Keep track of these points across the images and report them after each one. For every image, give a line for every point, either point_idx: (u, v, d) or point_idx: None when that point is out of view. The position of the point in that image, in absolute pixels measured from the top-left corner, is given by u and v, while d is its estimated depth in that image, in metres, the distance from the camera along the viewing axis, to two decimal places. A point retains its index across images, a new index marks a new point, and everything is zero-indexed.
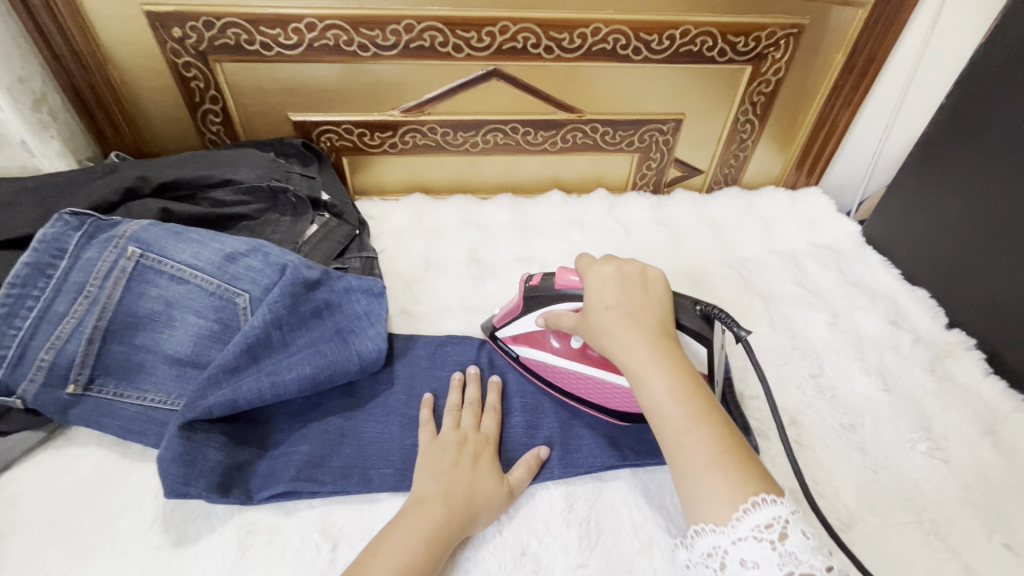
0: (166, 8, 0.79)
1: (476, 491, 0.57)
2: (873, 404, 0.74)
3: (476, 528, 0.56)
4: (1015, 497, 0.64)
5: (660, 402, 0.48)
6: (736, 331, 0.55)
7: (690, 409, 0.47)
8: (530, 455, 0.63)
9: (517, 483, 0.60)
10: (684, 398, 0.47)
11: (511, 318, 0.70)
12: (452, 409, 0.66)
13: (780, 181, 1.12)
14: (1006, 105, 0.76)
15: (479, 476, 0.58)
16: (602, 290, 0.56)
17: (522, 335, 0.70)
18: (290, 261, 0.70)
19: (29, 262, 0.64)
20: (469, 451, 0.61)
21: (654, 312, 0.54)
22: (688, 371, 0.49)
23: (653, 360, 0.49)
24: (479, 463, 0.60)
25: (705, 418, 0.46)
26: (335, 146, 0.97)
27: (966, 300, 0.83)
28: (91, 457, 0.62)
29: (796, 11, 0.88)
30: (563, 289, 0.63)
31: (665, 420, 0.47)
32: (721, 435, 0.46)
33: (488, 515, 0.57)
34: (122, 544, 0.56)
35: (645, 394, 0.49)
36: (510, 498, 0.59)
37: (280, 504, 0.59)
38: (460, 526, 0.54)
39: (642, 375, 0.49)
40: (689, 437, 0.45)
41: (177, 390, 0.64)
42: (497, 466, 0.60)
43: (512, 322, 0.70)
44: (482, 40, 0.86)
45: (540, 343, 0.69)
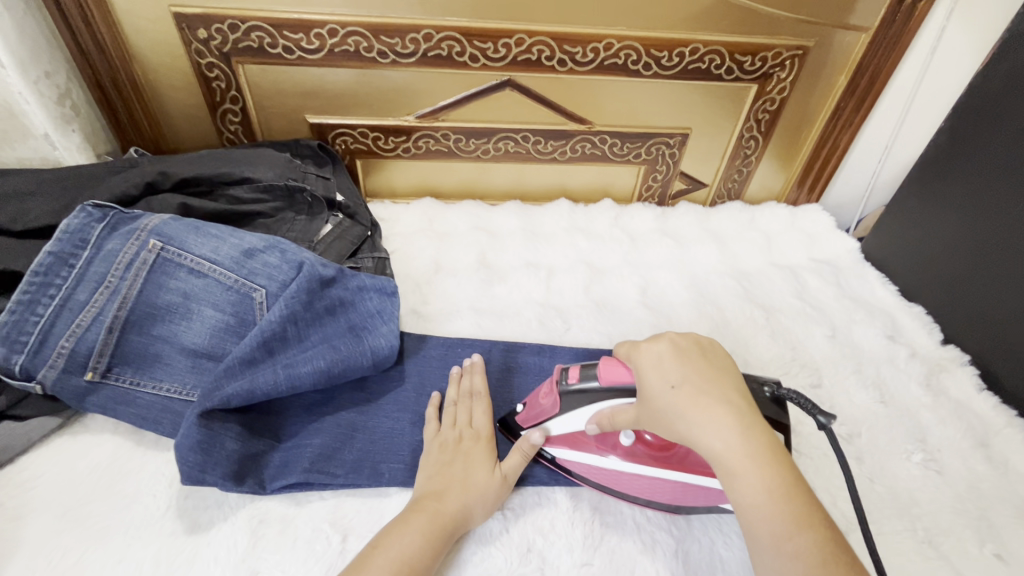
0: (193, 10, 0.81)
1: (471, 483, 0.58)
2: (871, 416, 0.76)
3: (476, 520, 0.57)
4: (1006, 509, 0.66)
5: (756, 503, 0.43)
6: (818, 417, 0.51)
7: (788, 510, 0.42)
8: (523, 443, 0.61)
9: (511, 470, 0.61)
10: (780, 496, 0.43)
11: (540, 422, 0.61)
12: (449, 405, 0.66)
13: (781, 197, 1.15)
14: (1002, 130, 0.79)
15: (473, 468, 0.59)
16: (667, 367, 0.49)
17: (559, 436, 0.61)
18: (306, 258, 0.72)
19: (52, 251, 0.65)
20: (464, 446, 0.61)
21: (731, 390, 0.47)
22: (782, 466, 0.44)
23: (747, 457, 0.43)
24: (472, 455, 0.61)
25: (807, 518, 0.42)
26: (350, 149, 0.99)
27: (963, 318, 0.86)
28: (107, 443, 0.63)
29: (802, 34, 0.91)
30: (613, 384, 0.53)
31: (764, 525, 0.42)
32: (826, 539, 0.41)
33: (485, 506, 0.58)
34: (136, 530, 0.57)
35: (736, 493, 0.44)
36: (507, 488, 0.60)
37: (291, 494, 0.61)
38: (458, 518, 0.55)
39: (736, 472, 0.43)
40: (792, 544, 0.41)
41: (192, 381, 0.65)
42: (490, 456, 0.61)
43: (546, 424, 0.60)
44: (498, 51, 0.88)
45: (584, 443, 0.60)
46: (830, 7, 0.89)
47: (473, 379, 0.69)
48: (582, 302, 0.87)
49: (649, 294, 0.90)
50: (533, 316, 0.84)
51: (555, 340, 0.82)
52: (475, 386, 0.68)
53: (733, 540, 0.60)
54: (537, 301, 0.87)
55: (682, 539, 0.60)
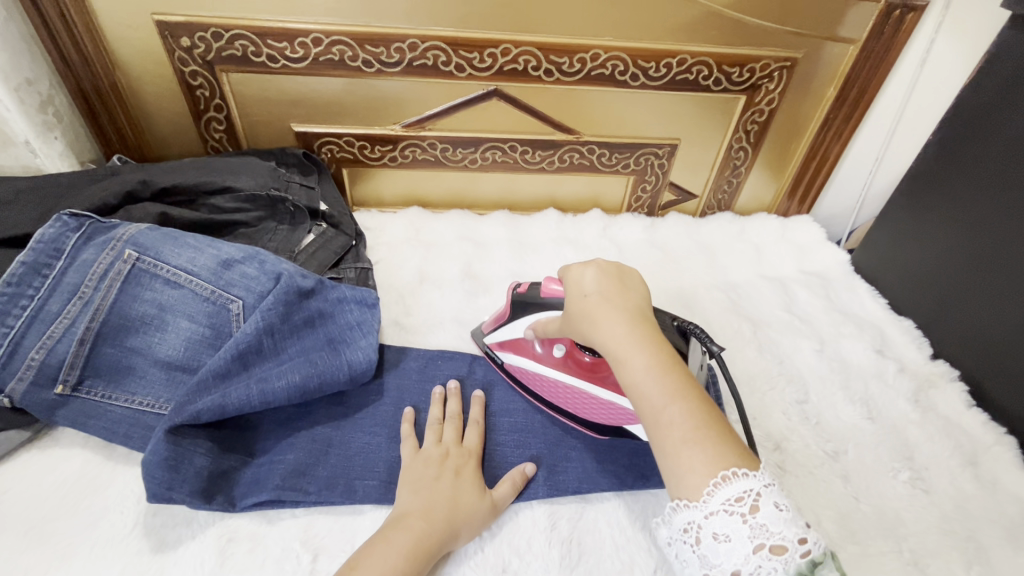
0: (176, 18, 0.81)
1: (456, 502, 0.57)
2: (857, 432, 0.74)
3: (461, 541, 0.56)
4: (994, 530, 0.65)
5: (639, 380, 0.47)
6: (711, 347, 0.59)
7: (670, 386, 0.46)
8: (517, 474, 0.63)
9: (501, 497, 0.60)
10: (663, 373, 0.46)
11: (498, 324, 0.72)
12: (434, 423, 0.66)
13: (772, 208, 1.14)
14: (991, 145, 0.78)
15: (460, 487, 0.58)
16: (583, 279, 0.56)
17: (510, 341, 0.71)
18: (286, 269, 0.71)
19: (26, 261, 0.64)
20: (450, 463, 0.61)
21: (635, 299, 0.54)
22: (667, 351, 0.49)
23: (631, 341, 0.48)
24: (459, 476, 0.60)
25: (684, 389, 0.46)
26: (336, 158, 0.99)
27: (952, 334, 0.85)
28: (76, 458, 0.62)
29: (790, 45, 0.91)
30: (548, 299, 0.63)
31: (646, 400, 0.46)
32: (700, 408, 0.45)
33: (471, 528, 0.56)
34: (101, 547, 0.55)
35: (625, 374, 0.48)
36: (495, 513, 0.59)
37: (262, 512, 0.59)
38: (443, 538, 0.54)
39: (622, 356, 0.48)
40: (668, 413, 0.45)
41: (165, 394, 0.64)
42: (479, 480, 0.60)
43: (500, 329, 0.72)
44: (484, 61, 0.88)
45: (525, 350, 0.70)
46: (819, 19, 0.88)
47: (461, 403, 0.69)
48: None
49: None
50: None
51: None
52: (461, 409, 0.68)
53: None
54: None
55: (661, 560, 0.58)
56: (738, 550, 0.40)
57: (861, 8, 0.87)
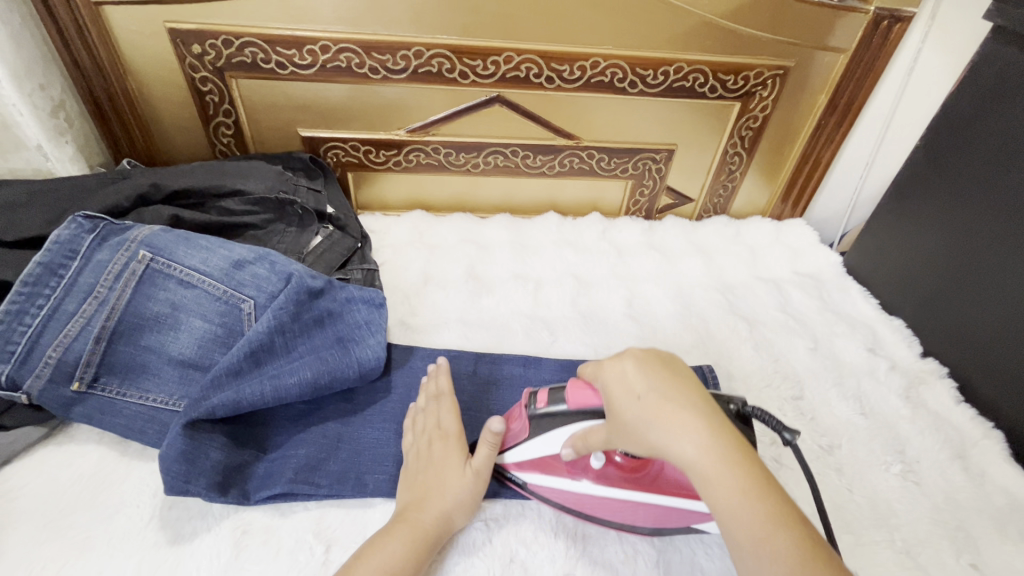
0: (187, 26, 0.83)
1: (445, 486, 0.58)
2: (851, 428, 0.77)
3: (459, 522, 0.57)
4: (983, 520, 0.67)
5: (732, 506, 0.42)
6: (783, 435, 0.54)
7: (767, 513, 0.41)
8: (488, 435, 0.59)
9: (481, 462, 0.59)
10: (757, 497, 0.42)
11: (511, 445, 0.61)
12: (419, 414, 0.66)
13: (766, 212, 1.17)
14: (976, 151, 0.82)
15: (447, 470, 0.59)
16: (640, 374, 0.48)
17: (533, 460, 0.60)
18: (295, 270, 0.73)
19: (42, 261, 0.66)
20: (433, 451, 0.61)
21: (701, 395, 0.47)
22: (756, 466, 0.43)
23: (720, 461, 0.43)
24: (442, 457, 0.60)
25: (782, 514, 0.41)
26: (341, 162, 1.01)
27: (941, 333, 0.87)
28: (91, 454, 0.63)
29: (782, 54, 0.94)
30: (577, 408, 0.55)
31: (741, 527, 0.41)
32: (803, 537, 0.40)
33: (465, 508, 0.58)
34: (119, 540, 0.57)
35: (712, 497, 0.43)
36: (482, 481, 0.60)
37: (275, 505, 0.61)
38: (439, 523, 0.56)
39: (712, 478, 0.42)
40: (771, 545, 0.40)
41: (179, 391, 0.66)
42: (459, 456, 0.60)
43: (518, 448, 0.60)
44: (487, 68, 0.91)
45: (555, 468, 0.59)
46: (811, 30, 0.91)
47: (438, 380, 0.68)
48: (570, 315, 0.89)
49: (635, 306, 0.92)
50: (520, 327, 0.85)
51: (542, 352, 0.83)
52: (440, 388, 0.67)
53: (714, 551, 0.60)
54: (524, 313, 0.88)
55: (663, 549, 0.60)
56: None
57: (852, 19, 0.90)
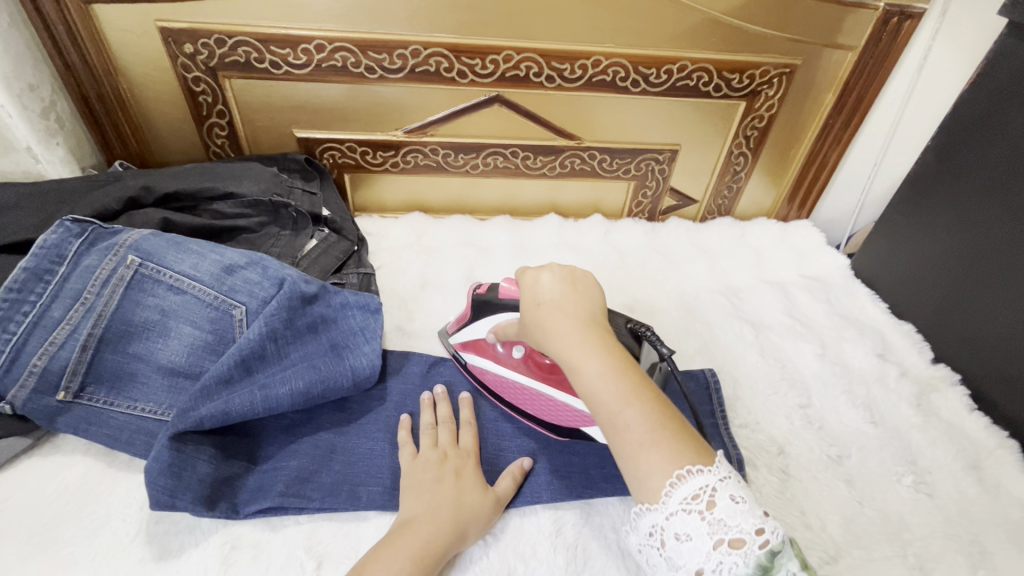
0: (179, 25, 0.81)
1: (466, 502, 0.57)
2: (861, 436, 0.75)
3: (472, 539, 0.56)
4: (999, 534, 0.65)
5: (594, 385, 0.48)
6: (663, 351, 0.59)
7: (625, 391, 0.47)
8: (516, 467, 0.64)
9: (503, 493, 0.61)
10: (617, 378, 0.48)
11: (460, 325, 0.73)
12: (428, 429, 0.65)
13: (772, 213, 1.15)
14: (990, 150, 0.79)
15: (466, 485, 0.59)
16: (538, 289, 0.57)
17: (470, 340, 0.72)
18: (288, 275, 0.71)
19: (28, 267, 0.64)
20: (450, 466, 0.61)
21: (584, 304, 0.55)
22: (619, 354, 0.51)
23: (585, 347, 0.50)
24: (463, 474, 0.60)
25: (638, 393, 0.48)
26: (337, 164, 0.99)
27: (953, 338, 0.85)
28: (78, 465, 0.62)
29: (789, 51, 0.92)
30: (505, 298, 0.65)
31: (601, 402, 0.48)
32: (654, 409, 0.47)
33: (479, 524, 0.57)
34: (104, 555, 0.55)
35: (580, 380, 0.50)
36: (501, 505, 0.60)
37: (266, 519, 0.59)
38: (456, 538, 0.54)
39: (576, 363, 0.50)
40: (625, 416, 0.46)
41: (168, 401, 0.64)
42: (479, 477, 0.61)
43: (462, 329, 0.72)
44: (486, 67, 0.88)
45: (484, 350, 0.70)
46: (818, 27, 0.89)
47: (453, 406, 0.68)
48: None
49: (638, 311, 0.90)
50: None
51: None
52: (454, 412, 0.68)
53: None
54: None
55: None
56: (699, 549, 0.41)
57: (860, 15, 0.88)
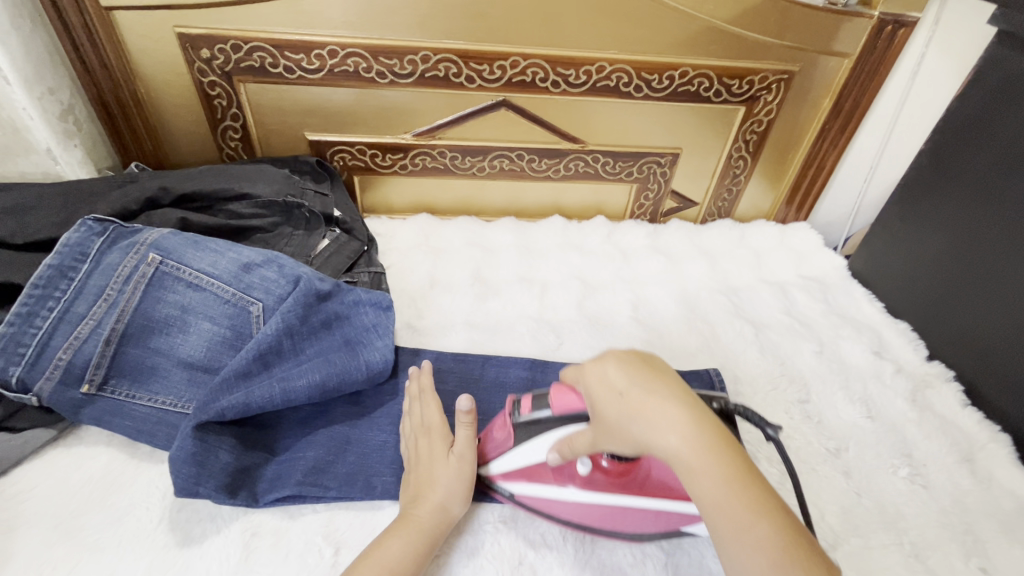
0: (197, 31, 0.84)
1: (436, 479, 0.58)
2: (859, 431, 0.77)
3: (458, 510, 0.57)
4: (992, 524, 0.67)
5: (715, 495, 0.42)
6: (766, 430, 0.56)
7: (750, 500, 0.42)
8: (460, 415, 0.60)
9: (463, 447, 0.60)
10: (739, 487, 0.42)
11: (501, 454, 0.61)
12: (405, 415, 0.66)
13: (770, 215, 1.18)
14: (980, 154, 0.82)
15: (432, 464, 0.59)
16: (616, 377, 0.47)
17: (520, 467, 0.60)
18: (304, 273, 0.73)
19: (52, 264, 0.66)
20: (419, 447, 0.61)
21: (681, 391, 0.46)
22: (738, 454, 0.44)
23: (704, 453, 0.42)
24: (428, 450, 0.60)
25: (763, 502, 0.42)
26: (347, 166, 1.01)
27: (946, 336, 0.88)
28: (101, 456, 0.64)
29: (787, 58, 0.94)
30: (560, 415, 0.54)
31: (724, 516, 0.42)
32: (783, 522, 0.41)
33: (459, 494, 0.58)
34: (129, 541, 0.57)
35: (695, 489, 0.43)
36: (469, 463, 0.60)
37: (284, 508, 0.61)
38: (436, 514, 0.56)
39: (697, 471, 0.42)
40: (754, 533, 0.40)
41: (188, 393, 0.66)
42: (441, 445, 0.61)
43: (506, 456, 0.60)
44: (493, 72, 0.91)
45: (541, 476, 0.59)
46: (815, 34, 0.92)
47: (421, 379, 0.67)
48: (576, 319, 0.88)
49: (641, 310, 0.92)
50: (526, 330, 0.85)
51: (548, 355, 0.83)
52: (421, 385, 0.67)
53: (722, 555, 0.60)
54: (530, 315, 0.88)
55: (671, 551, 0.60)
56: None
57: (856, 24, 0.91)
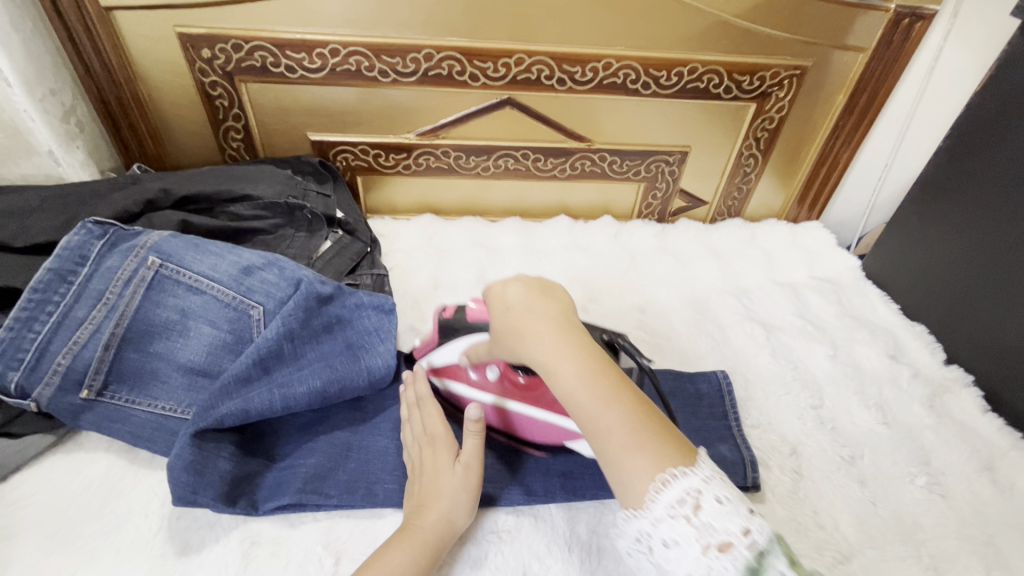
0: (197, 30, 0.83)
1: (441, 489, 0.57)
2: (873, 437, 0.75)
3: (462, 521, 0.56)
4: (1014, 536, 0.65)
5: (570, 388, 0.43)
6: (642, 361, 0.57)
7: (604, 392, 0.42)
8: (469, 424, 0.58)
9: (470, 457, 0.58)
10: (593, 380, 0.42)
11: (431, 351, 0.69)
12: (405, 422, 0.65)
13: (782, 215, 1.15)
14: (1001, 152, 0.79)
15: (437, 472, 0.58)
16: (504, 283, 0.51)
17: (444, 367, 0.68)
18: (304, 276, 0.72)
19: (51, 268, 0.65)
20: (423, 454, 0.60)
21: (551, 296, 0.49)
22: (596, 352, 0.45)
23: (559, 349, 0.44)
24: (434, 459, 0.59)
25: (618, 393, 0.42)
26: (350, 166, 1.00)
27: (965, 339, 0.85)
28: (100, 462, 0.63)
29: (800, 53, 0.92)
30: (474, 321, 0.62)
31: (579, 407, 0.42)
32: (637, 409, 0.41)
33: (464, 506, 0.56)
34: (127, 549, 0.56)
35: (555, 382, 0.44)
36: (475, 474, 0.58)
37: (284, 516, 0.60)
38: (441, 526, 0.54)
39: (552, 366, 0.44)
40: (605, 420, 0.41)
41: (188, 399, 0.65)
42: (446, 453, 0.59)
43: (433, 354, 0.68)
44: (498, 70, 0.89)
45: (460, 377, 0.66)
46: (828, 28, 0.89)
47: (417, 386, 0.66)
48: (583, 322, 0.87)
49: (648, 312, 0.90)
50: None
51: None
52: (419, 392, 0.65)
53: None
54: None
55: None
56: (687, 556, 0.36)
57: (871, 16, 0.88)
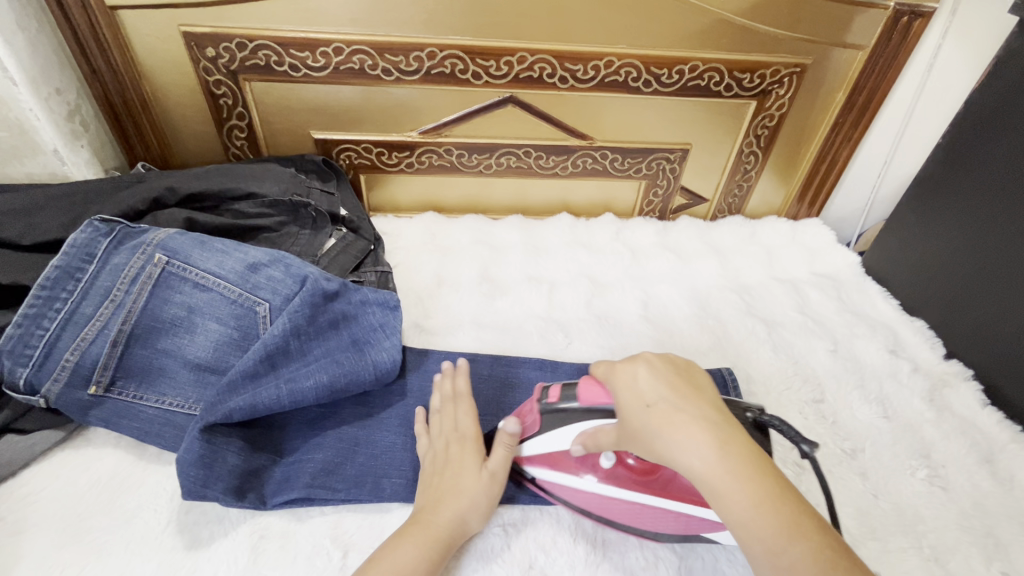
0: (202, 29, 0.83)
1: (460, 489, 0.57)
2: (873, 431, 0.75)
3: (475, 524, 0.56)
4: (1014, 526, 0.66)
5: (743, 517, 0.42)
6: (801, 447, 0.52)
7: (783, 522, 0.41)
8: (506, 436, 0.60)
9: (498, 467, 0.59)
10: (767, 510, 0.42)
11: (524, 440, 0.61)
12: (433, 415, 0.65)
13: (782, 212, 1.16)
14: (1001, 146, 0.80)
15: (460, 473, 0.58)
16: (643, 386, 0.49)
17: (545, 456, 0.59)
18: (310, 273, 0.72)
19: (59, 265, 0.66)
20: (452, 453, 0.60)
21: (705, 404, 0.47)
22: (765, 474, 0.43)
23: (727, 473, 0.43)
24: (459, 459, 0.59)
25: (795, 523, 0.41)
26: (353, 164, 1.01)
27: (964, 333, 0.86)
28: (108, 458, 0.63)
29: (799, 51, 0.93)
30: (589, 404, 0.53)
31: (754, 536, 0.41)
32: (820, 542, 0.41)
33: (481, 511, 0.57)
34: (136, 543, 0.57)
35: (721, 505, 0.43)
36: (499, 484, 0.59)
37: (292, 510, 0.61)
38: (454, 523, 0.55)
39: (723, 492, 0.42)
40: (787, 556, 0.40)
41: (195, 394, 0.65)
42: (475, 457, 0.60)
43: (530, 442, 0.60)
44: (500, 69, 0.90)
45: (564, 464, 0.59)
46: (828, 26, 0.90)
47: (455, 380, 0.66)
48: (585, 319, 0.87)
49: (651, 309, 0.90)
50: (535, 329, 0.84)
51: (559, 357, 0.81)
52: (457, 388, 0.66)
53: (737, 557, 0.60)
54: (539, 315, 0.87)
55: (684, 555, 0.59)
56: None
57: (870, 15, 0.89)
